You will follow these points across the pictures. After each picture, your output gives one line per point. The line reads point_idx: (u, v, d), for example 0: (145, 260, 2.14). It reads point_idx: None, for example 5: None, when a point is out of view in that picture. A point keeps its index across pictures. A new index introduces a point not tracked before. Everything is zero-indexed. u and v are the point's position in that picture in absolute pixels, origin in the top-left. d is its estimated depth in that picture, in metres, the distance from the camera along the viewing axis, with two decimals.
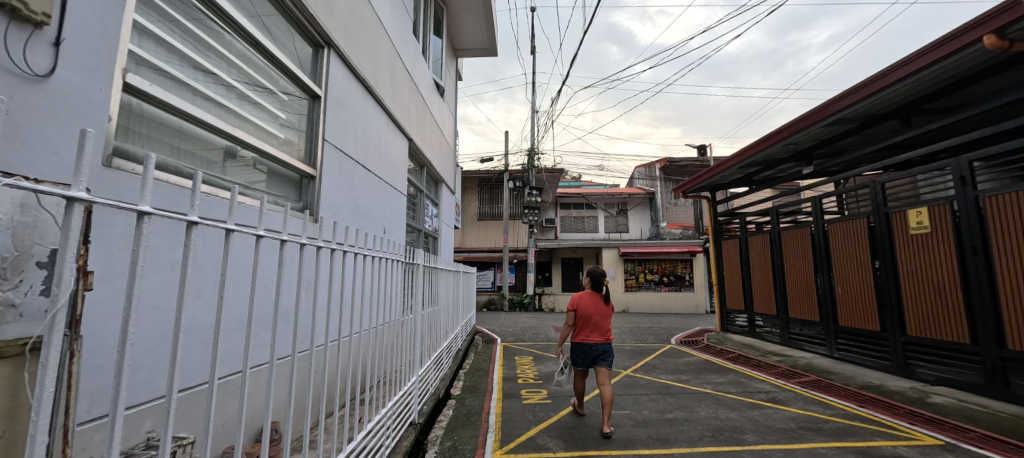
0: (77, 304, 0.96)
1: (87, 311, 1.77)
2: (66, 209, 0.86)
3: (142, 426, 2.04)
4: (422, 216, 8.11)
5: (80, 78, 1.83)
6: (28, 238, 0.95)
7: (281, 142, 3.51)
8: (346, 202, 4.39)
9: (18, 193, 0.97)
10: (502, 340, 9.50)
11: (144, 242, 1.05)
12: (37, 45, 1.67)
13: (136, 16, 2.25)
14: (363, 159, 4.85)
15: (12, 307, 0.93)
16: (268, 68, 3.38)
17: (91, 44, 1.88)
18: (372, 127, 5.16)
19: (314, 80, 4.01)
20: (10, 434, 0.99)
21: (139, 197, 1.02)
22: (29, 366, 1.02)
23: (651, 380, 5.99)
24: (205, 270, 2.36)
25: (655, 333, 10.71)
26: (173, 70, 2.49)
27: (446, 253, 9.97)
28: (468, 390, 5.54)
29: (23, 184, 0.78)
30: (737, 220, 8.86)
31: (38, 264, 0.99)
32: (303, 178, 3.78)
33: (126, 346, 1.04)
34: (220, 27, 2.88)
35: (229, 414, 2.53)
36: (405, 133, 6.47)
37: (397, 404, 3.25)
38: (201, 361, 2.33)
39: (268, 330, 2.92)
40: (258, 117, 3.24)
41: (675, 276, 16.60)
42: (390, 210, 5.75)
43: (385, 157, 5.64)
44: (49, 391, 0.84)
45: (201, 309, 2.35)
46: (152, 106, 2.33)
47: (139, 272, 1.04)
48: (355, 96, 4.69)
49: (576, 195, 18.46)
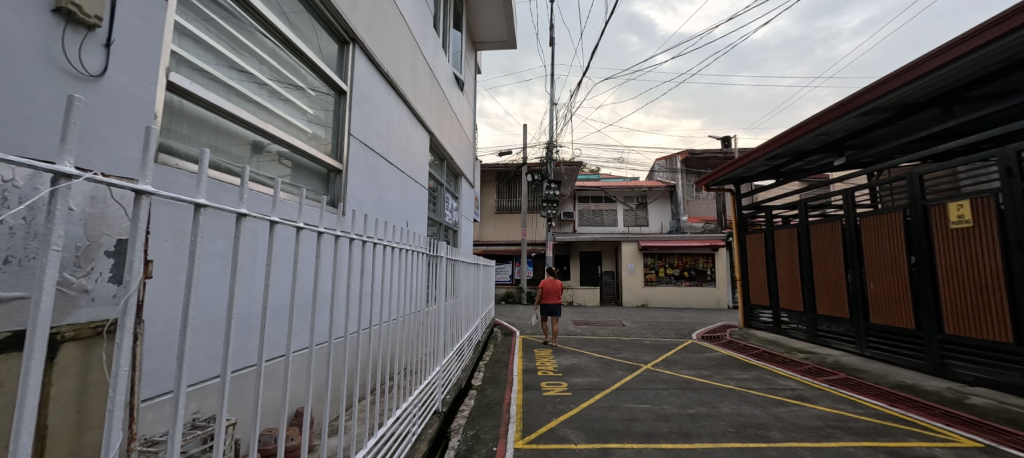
0: (141, 290, 1.01)
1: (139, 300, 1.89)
2: (135, 202, 0.90)
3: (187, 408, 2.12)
4: (443, 210, 8.21)
5: (128, 76, 1.92)
6: (98, 228, 1.02)
7: (310, 137, 3.60)
8: (370, 195, 4.46)
9: (88, 185, 1.03)
10: (521, 333, 9.56)
11: (201, 232, 1.10)
12: (90, 46, 1.75)
13: (176, 15, 2.33)
14: (386, 153, 4.91)
15: (84, 292, 1.01)
16: (297, 64, 3.46)
17: (136, 45, 1.96)
18: (394, 121, 5.23)
19: (340, 75, 4.09)
20: (82, 410, 1.06)
21: (196, 190, 1.07)
22: (100, 348, 1.10)
23: (672, 375, 5.94)
24: (251, 260, 2.49)
25: (675, 328, 10.58)
26: (210, 69, 2.58)
27: (465, 246, 10.06)
28: (489, 381, 5.62)
29: (101, 178, 0.81)
30: (763, 214, 8.61)
31: (107, 253, 1.06)
32: (331, 171, 3.87)
33: (187, 332, 1.05)
34: (253, 25, 2.97)
35: (274, 397, 2.68)
36: (425, 127, 6.52)
37: (422, 393, 3.34)
38: (246, 347, 2.46)
39: (306, 319, 3.05)
40: (287, 113, 3.33)
41: (696, 271, 16.30)
42: (411, 203, 5.81)
43: (406, 150, 5.69)
44: (124, 369, 0.88)
45: (244, 297, 2.46)
46: (191, 103, 2.43)
47: (196, 263, 1.07)
48: (378, 90, 4.74)
49: (595, 189, 18.23)
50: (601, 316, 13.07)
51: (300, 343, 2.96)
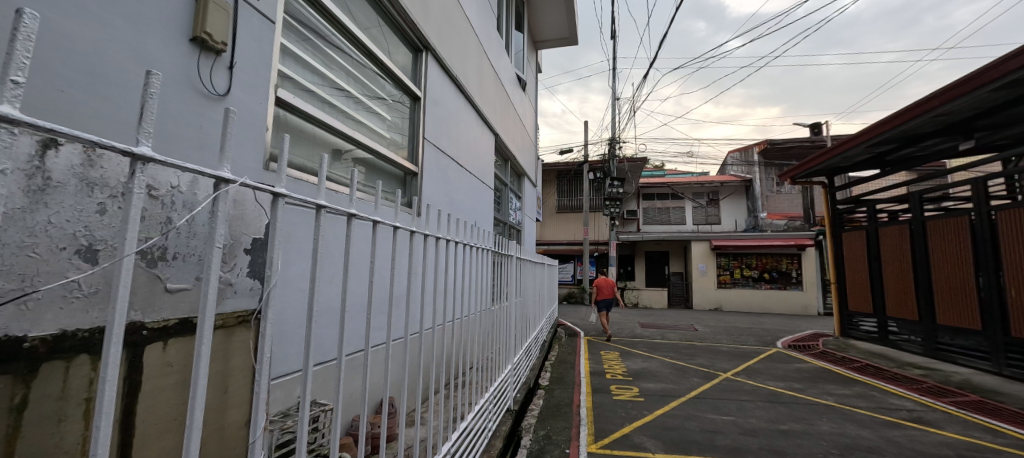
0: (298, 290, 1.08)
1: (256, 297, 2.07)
2: (274, 203, 0.93)
3: (290, 393, 2.24)
4: (507, 209, 8.32)
5: (245, 95, 2.13)
6: (239, 228, 1.19)
7: (389, 142, 3.80)
8: (442, 196, 4.62)
9: (238, 190, 1.23)
10: (585, 334, 9.38)
11: (324, 229, 1.13)
12: (218, 69, 1.97)
13: (283, 38, 2.59)
14: (456, 155, 5.07)
15: (230, 285, 1.21)
16: (379, 74, 3.67)
17: (252, 67, 2.18)
18: (462, 124, 5.39)
19: (415, 82, 4.28)
20: (223, 389, 1.20)
21: (318, 192, 1.12)
22: (242, 336, 1.26)
23: (756, 386, 5.45)
24: (332, 258, 2.64)
25: (756, 335, 9.73)
26: (308, 84, 2.82)
27: (528, 245, 10.08)
28: (556, 382, 5.56)
29: (251, 183, 0.86)
30: (864, 209, 7.62)
31: (245, 251, 1.25)
32: (408, 174, 4.06)
33: (312, 322, 1.10)
34: (342, 41, 3.19)
35: (355, 388, 2.83)
36: (491, 128, 6.63)
37: (496, 391, 3.39)
38: (331, 339, 2.63)
39: (383, 315, 3.20)
40: (370, 120, 3.54)
41: (778, 273, 14.89)
42: (479, 203, 5.94)
43: (474, 151, 5.82)
44: (267, 357, 0.90)
45: (328, 293, 2.61)
46: (294, 116, 2.66)
47: (318, 259, 1.11)
48: (448, 94, 4.90)
49: (662, 185, 17.36)
50: (671, 319, 12.40)
51: (378, 337, 3.11)
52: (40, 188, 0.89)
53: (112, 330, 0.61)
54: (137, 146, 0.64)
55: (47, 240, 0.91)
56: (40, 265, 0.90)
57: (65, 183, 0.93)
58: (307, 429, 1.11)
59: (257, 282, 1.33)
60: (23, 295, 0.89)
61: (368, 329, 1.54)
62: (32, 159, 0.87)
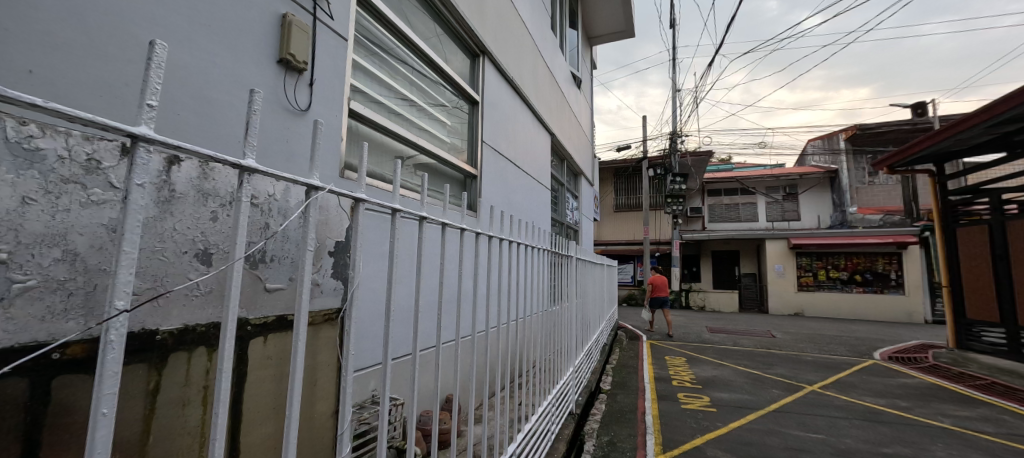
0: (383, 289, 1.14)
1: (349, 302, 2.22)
2: (355, 209, 0.98)
3: (369, 385, 2.37)
4: (565, 209, 8.22)
5: (323, 108, 2.26)
6: (325, 232, 1.29)
7: (449, 147, 3.91)
8: (500, 198, 4.67)
9: (329, 198, 1.32)
10: (648, 338, 9.00)
11: (399, 232, 1.18)
12: (301, 87, 2.10)
13: (354, 54, 2.76)
14: (513, 156, 5.10)
15: (318, 285, 1.31)
16: (439, 81, 3.79)
17: (330, 81, 2.30)
18: (519, 125, 5.41)
19: (472, 86, 4.35)
20: (313, 381, 1.29)
21: (393, 196, 1.16)
22: (329, 333, 1.36)
23: (849, 401, 4.89)
24: (406, 258, 2.78)
25: (845, 343, 8.75)
26: (375, 95, 2.97)
27: (586, 245, 9.89)
28: (619, 386, 5.38)
29: (336, 190, 0.92)
30: (984, 200, 6.54)
31: (329, 253, 1.34)
32: (468, 177, 4.14)
33: (390, 320, 1.15)
34: (406, 52, 3.33)
35: (427, 383, 2.94)
36: (547, 128, 6.60)
37: (558, 394, 3.36)
38: (405, 336, 2.76)
39: (452, 314, 3.30)
40: (431, 126, 3.66)
41: (872, 274, 13.29)
42: (536, 204, 5.93)
43: (531, 152, 5.82)
44: (351, 351, 0.95)
45: (403, 292, 2.75)
46: (365, 126, 2.82)
47: (395, 260, 1.16)
48: (504, 96, 4.94)
49: (731, 180, 16.20)
50: (743, 324, 11.53)
51: (448, 335, 3.22)
52: (167, 199, 1.01)
53: (227, 325, 0.68)
54: (244, 160, 0.71)
55: (172, 244, 1.03)
56: (167, 268, 1.03)
57: (186, 195, 1.05)
58: (388, 421, 1.16)
59: (340, 283, 1.43)
60: (157, 295, 1.02)
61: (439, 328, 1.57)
62: (161, 174, 1.00)
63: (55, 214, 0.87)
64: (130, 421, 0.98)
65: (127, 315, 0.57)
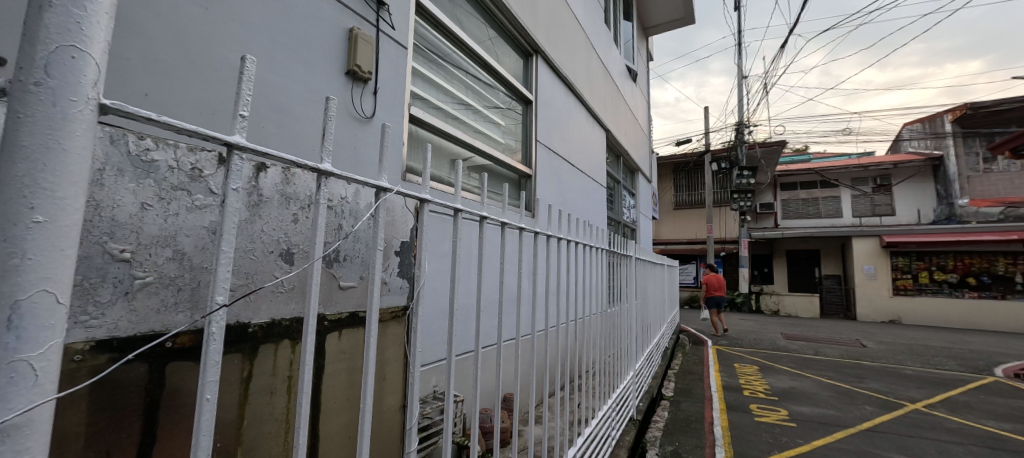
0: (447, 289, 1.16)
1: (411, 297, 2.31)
2: (421, 209, 1.01)
3: (432, 381, 2.44)
4: (621, 208, 7.98)
5: (387, 115, 2.37)
6: (393, 232, 1.36)
7: (504, 147, 3.94)
8: (555, 197, 4.62)
9: (396, 199, 1.41)
10: (714, 343, 8.46)
11: (460, 233, 1.20)
12: (367, 95, 2.21)
13: (413, 62, 2.87)
14: (568, 155, 5.04)
15: (386, 283, 1.38)
16: (493, 83, 3.83)
17: (392, 88, 2.40)
18: (573, 122, 5.32)
19: (526, 86, 4.35)
20: (383, 376, 1.36)
21: (454, 196, 1.18)
22: (396, 330, 1.42)
23: (963, 424, 4.25)
24: (467, 258, 2.85)
25: (955, 356, 7.63)
26: (432, 100, 3.06)
27: (644, 245, 9.51)
28: (682, 394, 5.11)
29: (404, 192, 0.94)
30: None
31: (396, 253, 1.41)
32: (523, 177, 4.13)
33: (453, 317, 1.17)
34: (461, 56, 3.40)
35: (488, 381, 2.99)
36: (602, 124, 6.43)
37: (618, 398, 3.25)
38: (468, 334, 2.82)
39: (513, 313, 3.33)
40: (486, 127, 3.71)
41: (990, 277, 11.61)
42: (592, 202, 5.80)
43: (586, 149, 5.70)
44: (416, 348, 0.98)
45: (465, 291, 2.82)
46: (424, 130, 2.91)
47: (457, 259, 1.18)
48: (558, 94, 4.89)
49: (808, 172, 14.66)
50: (826, 331, 10.48)
51: (507, 334, 3.25)
52: (256, 203, 1.11)
53: (308, 320, 0.72)
54: (322, 164, 0.75)
55: (260, 245, 1.13)
56: (257, 266, 1.13)
57: (271, 199, 1.15)
58: (453, 417, 1.18)
59: (406, 282, 1.50)
60: (250, 291, 1.12)
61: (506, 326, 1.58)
62: (251, 180, 1.10)
63: (166, 217, 1.00)
64: (228, 405, 1.08)
65: (225, 310, 0.61)
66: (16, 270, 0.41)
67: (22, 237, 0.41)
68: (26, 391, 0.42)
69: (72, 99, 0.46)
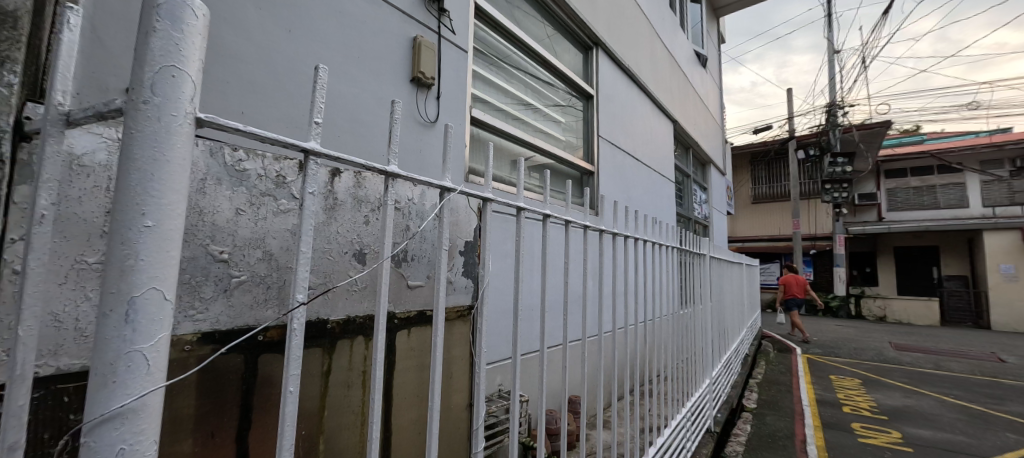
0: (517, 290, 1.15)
1: (484, 298, 2.37)
2: (485, 208, 1.01)
3: (498, 379, 2.47)
4: (692, 203, 7.49)
5: (450, 118, 2.43)
6: (456, 232, 1.40)
7: (565, 144, 3.88)
8: (620, 193, 4.46)
9: (458, 200, 1.44)
10: (803, 351, 7.65)
11: (524, 233, 1.18)
12: (430, 100, 2.29)
13: (474, 65, 2.92)
14: (632, 149, 4.83)
15: (451, 282, 1.42)
16: (553, 80, 3.78)
17: (455, 92, 2.46)
18: (638, 115, 5.09)
19: (586, 81, 4.23)
20: (451, 374, 1.39)
21: (517, 194, 1.17)
22: (461, 329, 1.45)
23: None
24: (530, 257, 2.84)
25: None
26: (493, 101, 3.09)
27: (719, 242, 8.86)
28: (767, 406, 4.67)
29: (468, 191, 0.95)
30: None
31: (460, 253, 1.44)
32: (584, 174, 4.03)
33: (518, 317, 1.16)
34: (520, 55, 3.39)
35: (552, 382, 2.96)
36: (669, 115, 6.09)
37: (694, 407, 3.04)
38: (531, 333, 2.81)
39: (577, 313, 3.27)
40: (546, 125, 3.67)
41: None
42: (659, 198, 5.51)
43: (651, 143, 5.43)
44: (483, 348, 0.97)
45: (528, 290, 2.81)
46: (486, 131, 2.95)
47: (521, 258, 1.17)
48: (620, 86, 4.71)
49: (920, 155, 12.47)
50: (947, 341, 9.00)
51: (572, 335, 3.19)
52: (332, 206, 1.20)
53: (380, 319, 0.74)
54: (389, 166, 0.77)
55: (337, 246, 1.21)
56: (334, 265, 1.21)
57: (345, 202, 1.23)
58: (519, 417, 1.16)
59: (469, 281, 1.53)
60: (327, 289, 1.20)
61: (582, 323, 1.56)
62: (328, 185, 1.18)
63: (256, 221, 1.10)
64: (312, 396, 1.17)
65: (304, 307, 0.64)
66: (132, 270, 0.45)
67: (135, 239, 0.46)
68: (142, 379, 0.46)
69: (174, 112, 0.49)
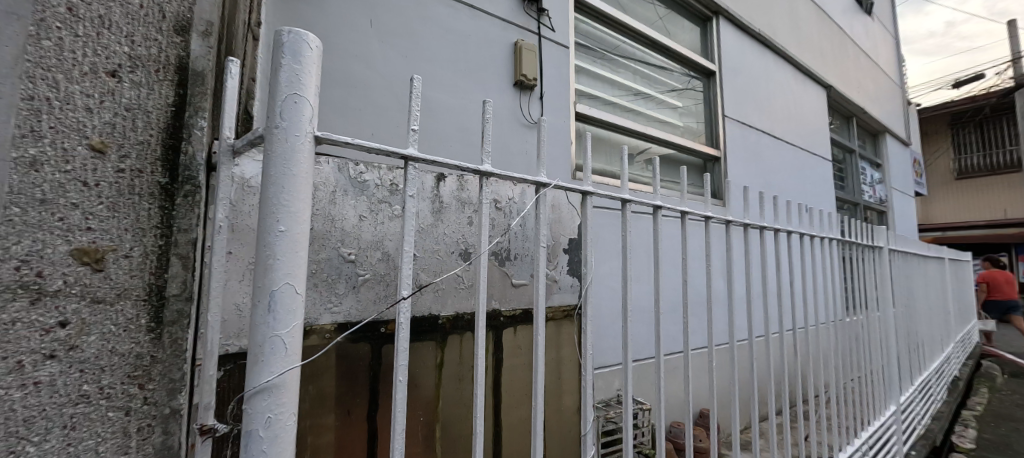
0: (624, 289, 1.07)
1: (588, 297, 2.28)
2: (584, 201, 0.96)
3: (613, 384, 2.36)
4: (860, 184, 6.09)
5: (554, 117, 2.42)
6: (558, 230, 1.40)
7: (683, 131, 3.54)
8: (755, 178, 3.86)
9: (556, 196, 1.43)
10: None
11: (631, 227, 1.09)
12: (533, 101, 2.31)
13: (576, 60, 2.87)
14: (770, 127, 4.15)
15: (556, 281, 1.41)
16: (666, 62, 3.48)
17: (558, 91, 2.45)
18: (775, 85, 4.35)
19: (706, 57, 3.79)
20: (558, 375, 1.38)
21: (620, 186, 1.09)
22: (566, 328, 1.42)
23: None
24: (640, 256, 2.66)
25: None
26: (599, 94, 2.98)
27: (903, 231, 7.02)
28: (995, 447, 3.50)
29: (564, 185, 0.92)
30: None
31: (564, 251, 1.43)
32: (708, 160, 3.61)
33: (628, 319, 1.07)
34: (627, 42, 3.20)
35: (675, 392, 2.70)
36: (820, 81, 5.07)
37: (874, 438, 2.44)
38: (645, 338, 2.62)
39: (701, 317, 2.94)
40: (660, 112, 3.39)
41: None
42: (811, 182, 4.62)
43: (796, 116, 4.59)
44: (588, 350, 0.93)
45: (641, 291, 2.63)
46: (592, 126, 2.86)
47: (628, 255, 1.09)
48: (750, 56, 4.09)
49: None
50: None
51: (698, 341, 2.89)
52: (439, 209, 1.30)
53: (479, 316, 0.76)
54: (482, 166, 0.79)
55: (444, 246, 1.30)
56: (444, 264, 1.30)
57: (450, 205, 1.32)
58: (633, 425, 1.08)
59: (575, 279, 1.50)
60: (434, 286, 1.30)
61: (710, 326, 1.35)
62: (433, 190, 1.29)
63: (376, 226, 1.25)
64: (428, 386, 1.27)
65: (408, 302, 0.69)
66: (271, 267, 0.55)
67: (273, 242, 0.55)
68: (282, 359, 0.55)
69: (297, 133, 0.58)
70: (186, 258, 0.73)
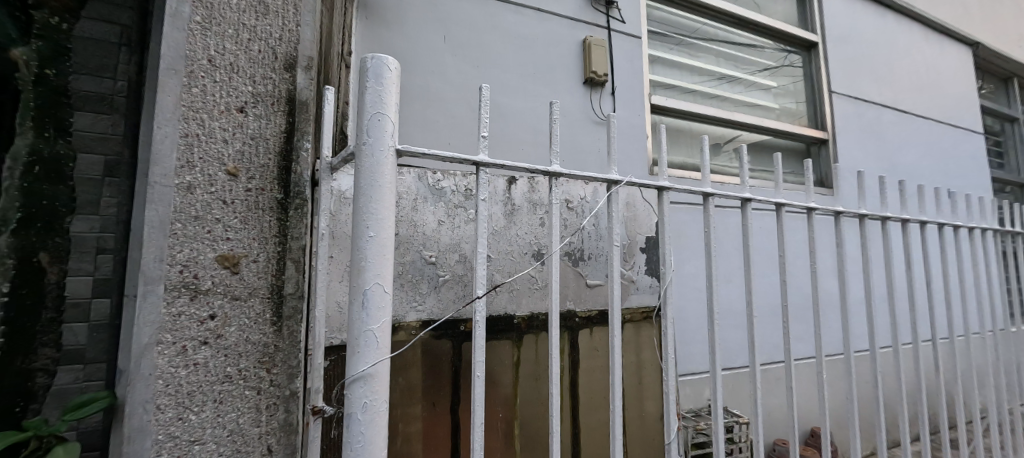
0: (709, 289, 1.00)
1: (670, 299, 2.15)
2: (661, 196, 0.92)
3: (702, 393, 2.19)
4: None
5: (627, 112, 2.33)
6: (633, 229, 1.36)
7: (779, 114, 3.18)
8: (875, 161, 3.30)
9: (628, 193, 1.39)
10: None
11: (714, 223, 1.01)
12: (605, 97, 2.25)
13: (651, 50, 2.73)
14: (895, 100, 3.52)
15: (633, 282, 1.37)
16: (756, 40, 3.15)
17: (632, 84, 2.36)
18: (901, 50, 3.69)
19: (806, 27, 3.35)
20: (638, 378, 1.34)
21: (701, 179, 1.02)
22: (644, 330, 1.37)
23: None
24: (725, 254, 2.44)
25: None
26: (677, 83, 2.80)
27: None
28: None
29: (638, 182, 0.88)
30: None
31: (641, 250, 1.38)
32: (812, 144, 3.18)
33: (714, 321, 1.00)
34: (708, 24, 2.97)
35: (778, 405, 2.42)
36: (965, 37, 4.18)
37: None
38: (734, 344, 2.40)
39: (807, 323, 2.61)
40: (750, 96, 3.09)
41: None
42: (955, 161, 3.83)
43: (931, 84, 3.84)
44: (670, 354, 0.88)
45: (730, 293, 2.41)
46: (670, 118, 2.70)
47: (713, 253, 1.01)
48: (865, 20, 3.52)
49: None
50: None
51: (803, 349, 2.57)
52: (511, 211, 1.34)
53: (552, 316, 0.77)
54: (551, 167, 0.80)
55: (517, 248, 1.33)
56: (517, 265, 1.33)
57: (521, 206, 1.35)
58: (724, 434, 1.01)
59: (654, 280, 1.44)
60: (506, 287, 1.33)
61: (818, 332, 1.18)
62: (505, 194, 1.34)
63: (454, 230, 1.32)
64: (506, 384, 1.31)
65: (483, 300, 0.72)
66: (363, 269, 0.62)
67: (365, 246, 0.62)
68: (376, 351, 0.61)
69: (381, 148, 0.65)
70: (299, 261, 0.85)
